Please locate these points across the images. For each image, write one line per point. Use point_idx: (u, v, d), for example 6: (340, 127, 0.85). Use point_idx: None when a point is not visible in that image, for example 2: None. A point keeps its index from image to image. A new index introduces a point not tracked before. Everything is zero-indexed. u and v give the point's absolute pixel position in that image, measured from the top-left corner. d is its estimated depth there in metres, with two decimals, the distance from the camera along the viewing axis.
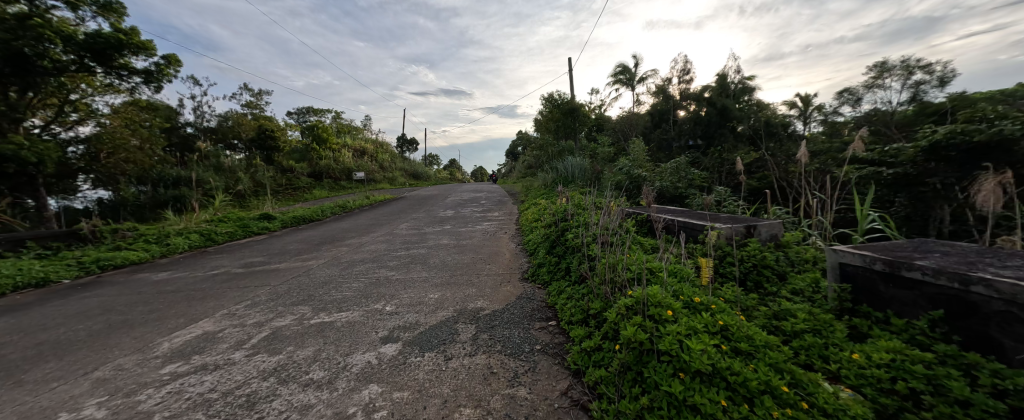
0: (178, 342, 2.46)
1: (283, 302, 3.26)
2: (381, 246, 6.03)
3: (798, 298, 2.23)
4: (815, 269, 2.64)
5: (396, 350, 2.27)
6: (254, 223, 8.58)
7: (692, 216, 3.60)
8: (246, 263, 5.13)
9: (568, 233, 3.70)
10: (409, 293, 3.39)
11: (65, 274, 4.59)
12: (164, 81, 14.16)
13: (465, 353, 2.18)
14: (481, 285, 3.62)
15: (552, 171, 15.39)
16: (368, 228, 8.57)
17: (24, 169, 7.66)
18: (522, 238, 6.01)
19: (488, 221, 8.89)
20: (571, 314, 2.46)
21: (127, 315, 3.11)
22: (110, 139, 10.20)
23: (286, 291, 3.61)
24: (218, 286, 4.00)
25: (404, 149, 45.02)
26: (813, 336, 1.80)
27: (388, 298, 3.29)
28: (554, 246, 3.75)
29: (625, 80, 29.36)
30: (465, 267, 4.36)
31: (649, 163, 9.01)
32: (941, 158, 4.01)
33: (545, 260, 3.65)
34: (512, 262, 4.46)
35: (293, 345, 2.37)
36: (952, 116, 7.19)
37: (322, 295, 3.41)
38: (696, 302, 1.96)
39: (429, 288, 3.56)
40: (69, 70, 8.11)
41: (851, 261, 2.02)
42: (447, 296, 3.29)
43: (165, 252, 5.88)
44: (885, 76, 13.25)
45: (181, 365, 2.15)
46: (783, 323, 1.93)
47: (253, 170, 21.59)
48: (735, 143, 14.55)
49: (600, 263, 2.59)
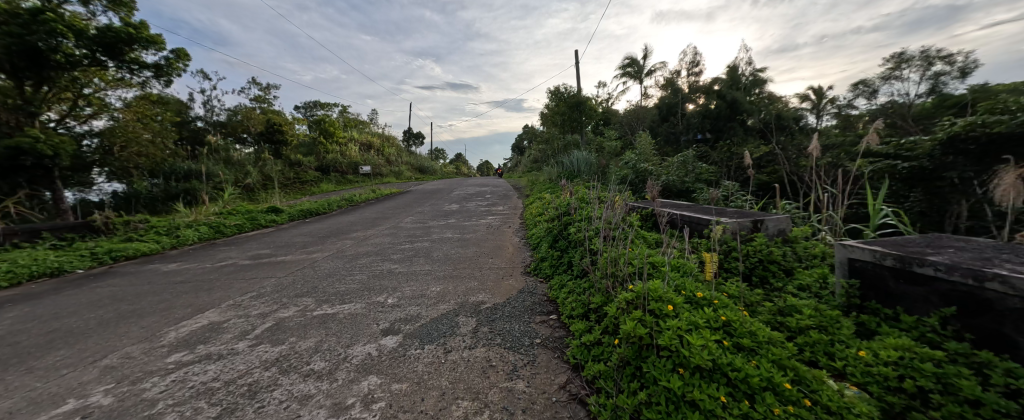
0: (184, 332, 2.50)
1: (288, 293, 3.29)
2: (385, 239, 6.06)
3: (804, 294, 2.18)
4: (823, 265, 2.58)
5: (396, 342, 2.28)
6: (262, 216, 8.69)
7: (697, 210, 3.54)
8: (253, 255, 5.20)
9: (570, 227, 3.67)
10: (412, 287, 3.40)
11: (79, 265, 4.70)
12: (175, 75, 14.34)
13: (465, 345, 2.19)
14: (483, 278, 3.62)
15: (558, 165, 15.33)
16: (374, 222, 8.65)
17: (40, 162, 7.85)
18: (526, 232, 5.99)
19: (492, 215, 8.89)
20: (571, 308, 2.44)
21: (136, 305, 3.17)
22: (122, 133, 10.37)
23: (291, 283, 3.65)
24: (224, 277, 4.06)
25: (410, 143, 45.11)
26: (819, 333, 1.76)
27: (391, 291, 3.31)
28: (556, 240, 3.73)
29: (633, 73, 29.06)
30: (468, 261, 4.37)
31: (656, 158, 8.89)
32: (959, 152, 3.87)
33: (548, 254, 3.62)
34: (515, 256, 4.45)
35: (295, 336, 2.39)
36: (972, 109, 6.98)
37: (325, 288, 3.44)
38: (699, 297, 1.93)
39: (431, 281, 3.57)
40: (81, 65, 8.20)
41: (859, 256, 1.95)
42: (449, 289, 3.30)
43: (175, 243, 6.00)
44: (904, 67, 12.90)
45: (186, 354, 2.18)
46: (788, 319, 1.89)
47: (262, 163, 21.87)
48: (745, 137, 14.32)
49: (601, 257, 2.57)
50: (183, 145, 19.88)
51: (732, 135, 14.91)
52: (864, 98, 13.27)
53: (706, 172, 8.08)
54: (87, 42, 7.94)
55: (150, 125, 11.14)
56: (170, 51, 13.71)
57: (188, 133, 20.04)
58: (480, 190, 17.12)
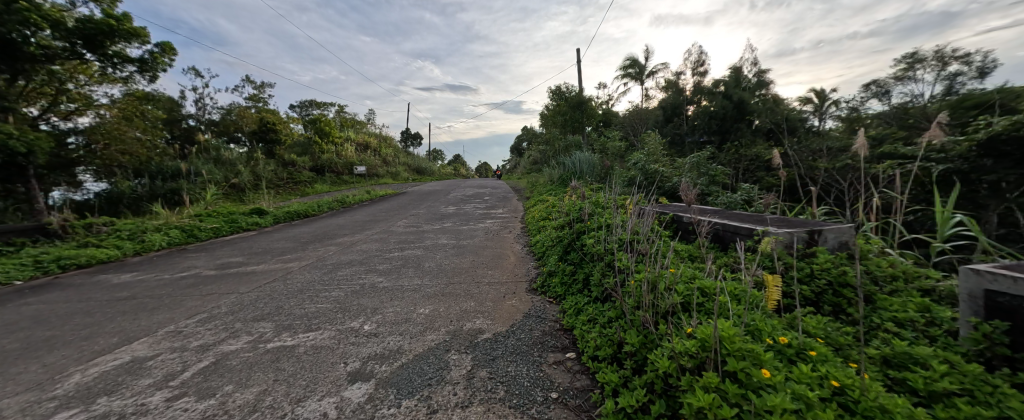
0: (91, 376, 1.92)
1: (244, 316, 2.71)
2: (373, 246, 5.50)
3: (913, 337, 1.62)
4: (915, 292, 2.03)
5: (365, 394, 1.71)
6: (244, 219, 8.09)
7: (737, 218, 3.01)
8: (222, 264, 4.61)
9: (585, 236, 3.11)
10: (395, 308, 2.83)
11: (18, 276, 4.11)
12: (160, 70, 13.71)
13: (456, 402, 1.62)
14: (480, 297, 3.04)
15: (559, 166, 14.81)
16: (364, 225, 8.10)
17: (14, 160, 7.28)
18: (529, 239, 5.44)
19: (491, 219, 8.33)
20: (596, 346, 1.88)
21: (55, 330, 2.59)
22: (105, 129, 9.82)
23: (252, 301, 3.07)
24: (178, 292, 3.47)
25: (408, 143, 44.52)
26: (972, 405, 1.20)
27: (370, 313, 2.74)
28: (569, 250, 3.16)
29: (634, 74, 28.73)
30: (464, 273, 3.82)
31: (665, 159, 8.36)
32: (1001, 154, 3.35)
33: (558, 269, 3.07)
34: (517, 268, 3.90)
35: (233, 383, 1.82)
36: (1006, 108, 6.49)
37: (291, 308, 2.86)
38: (784, 345, 1.38)
39: (418, 300, 3.00)
40: (58, 57, 7.66)
41: (1004, 288, 1.45)
42: (440, 311, 2.73)
43: (138, 249, 5.43)
44: (917, 67, 12.32)
45: (76, 414, 1.60)
46: (914, 379, 1.33)
47: (254, 163, 21.29)
48: (752, 138, 13.84)
49: (634, 279, 2.01)
50: (171, 143, 19.23)
51: (739, 137, 14.42)
52: (876, 99, 12.73)
53: (719, 174, 7.56)
54: (65, 34, 7.42)
55: (136, 123, 10.61)
56: (156, 45, 13.09)
57: (178, 131, 19.42)
58: (478, 191, 16.60)
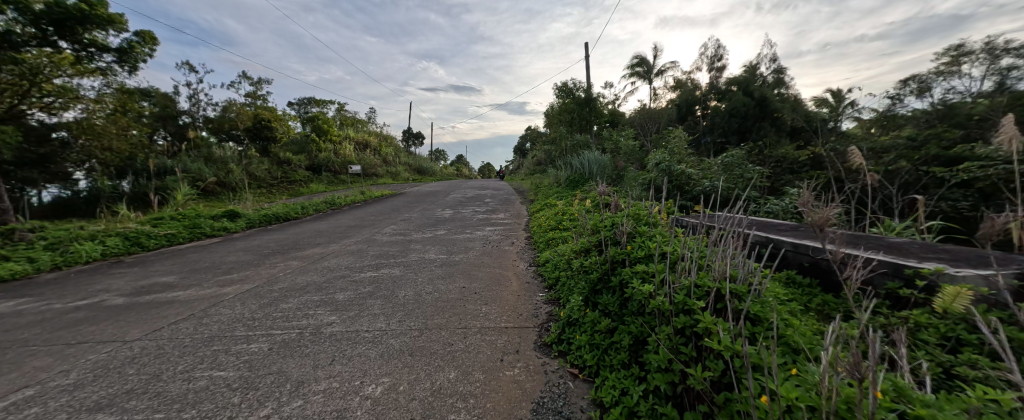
0: None
1: (84, 400, 1.69)
2: (344, 261, 4.51)
3: None
4: None
5: None
6: (210, 224, 7.14)
7: (879, 250, 2.00)
8: (144, 286, 3.61)
9: (620, 266, 2.09)
10: (330, 383, 1.78)
11: None
12: (140, 62, 12.80)
13: None
14: (465, 360, 2.00)
15: (566, 167, 13.79)
16: (346, 231, 7.11)
17: None
18: (536, 256, 4.42)
19: (491, 226, 7.31)
20: None
21: None
22: (89, 126, 9.10)
23: (123, 362, 2.04)
24: (43, 336, 2.47)
25: (410, 143, 43.71)
26: None
27: (286, 396, 1.69)
28: (598, 285, 2.13)
29: (642, 73, 27.70)
30: (448, 309, 2.78)
31: (691, 159, 7.32)
32: None
33: (584, 317, 2.04)
34: (520, 304, 2.87)
35: None
36: None
37: (170, 382, 1.83)
38: None
39: (371, 365, 1.96)
40: (26, 46, 7.39)
41: None
42: (398, 392, 1.70)
43: (59, 263, 4.46)
44: (963, 61, 11.16)
45: None
46: None
47: (247, 161, 20.37)
48: (776, 138, 12.74)
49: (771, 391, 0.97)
50: (161, 140, 18.44)
51: (761, 137, 13.32)
52: (914, 96, 11.58)
53: (757, 177, 6.51)
54: (35, 19, 7.31)
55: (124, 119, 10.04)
56: (135, 33, 12.27)
57: (169, 128, 18.67)
58: (478, 193, 15.65)
